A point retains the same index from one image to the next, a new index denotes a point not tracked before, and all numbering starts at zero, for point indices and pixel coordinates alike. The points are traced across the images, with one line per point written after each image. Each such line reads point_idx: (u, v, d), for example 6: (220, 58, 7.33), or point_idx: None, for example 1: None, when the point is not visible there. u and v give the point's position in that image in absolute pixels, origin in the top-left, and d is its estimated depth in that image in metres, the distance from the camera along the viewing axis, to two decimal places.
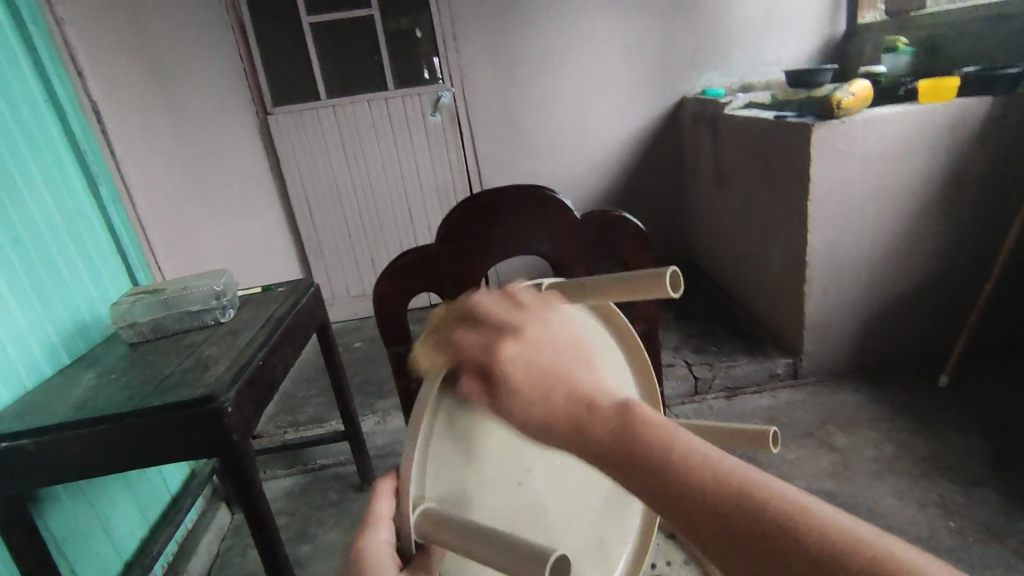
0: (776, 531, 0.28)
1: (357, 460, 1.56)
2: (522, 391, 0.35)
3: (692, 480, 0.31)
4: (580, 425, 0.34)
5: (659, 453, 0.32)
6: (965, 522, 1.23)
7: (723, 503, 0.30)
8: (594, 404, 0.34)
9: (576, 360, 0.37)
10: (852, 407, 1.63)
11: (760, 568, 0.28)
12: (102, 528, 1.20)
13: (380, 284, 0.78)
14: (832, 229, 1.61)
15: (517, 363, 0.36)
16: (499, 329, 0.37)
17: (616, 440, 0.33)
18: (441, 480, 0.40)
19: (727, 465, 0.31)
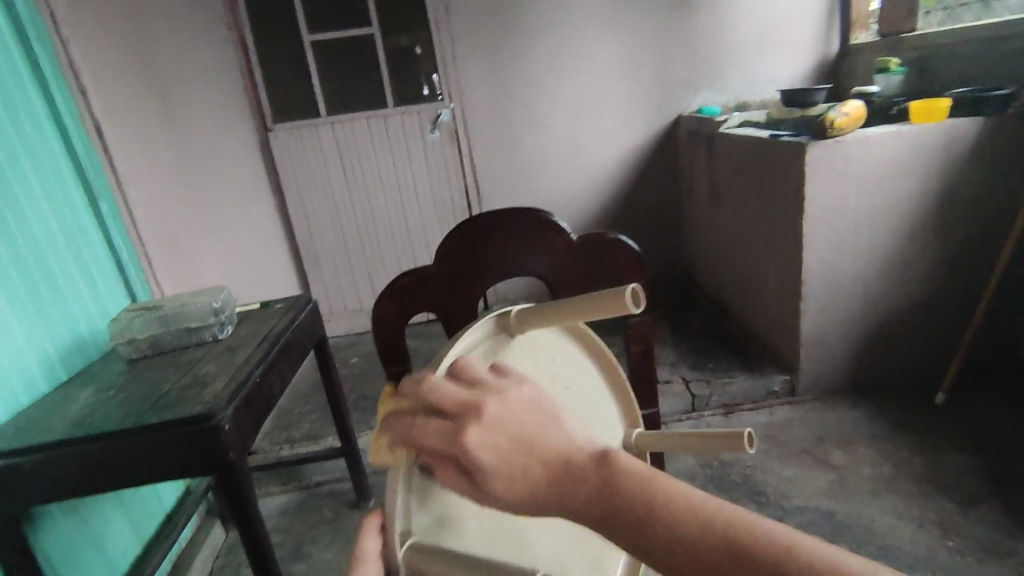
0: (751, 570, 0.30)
1: (353, 477, 1.55)
2: (500, 474, 0.33)
3: (679, 530, 0.32)
4: (565, 489, 0.33)
5: (645, 509, 0.32)
6: (963, 541, 1.23)
7: (705, 548, 0.31)
8: (572, 468, 0.33)
9: (546, 420, 0.35)
10: (849, 424, 1.64)
11: None
12: (95, 547, 1.19)
13: (378, 304, 0.78)
14: (827, 247, 1.62)
15: (490, 452, 0.33)
16: (461, 416, 0.35)
17: (599, 500, 0.33)
18: (427, 512, 0.43)
19: (707, 510, 0.32)
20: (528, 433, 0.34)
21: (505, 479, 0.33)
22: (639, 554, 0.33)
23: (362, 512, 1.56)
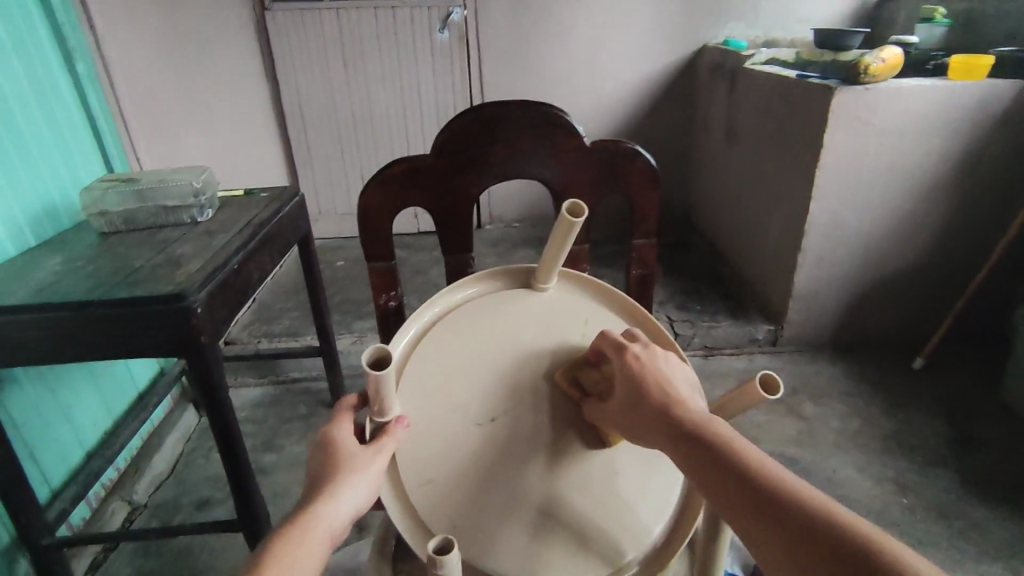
0: (795, 503, 0.42)
1: (330, 377, 1.55)
2: (640, 378, 0.53)
3: (747, 463, 0.45)
4: (671, 410, 0.50)
5: (725, 443, 0.47)
6: (917, 499, 1.27)
7: (762, 480, 0.44)
8: (684, 411, 0.50)
9: (684, 382, 0.54)
10: (826, 379, 1.65)
11: (781, 516, 0.41)
12: (64, 417, 1.19)
13: (366, 193, 0.72)
14: (835, 200, 1.57)
15: (638, 364, 0.54)
16: (638, 343, 0.57)
17: (692, 426, 0.49)
18: (413, 385, 0.60)
19: (778, 472, 0.44)
20: (668, 376, 0.53)
21: (641, 382, 0.53)
22: (709, 470, 0.46)
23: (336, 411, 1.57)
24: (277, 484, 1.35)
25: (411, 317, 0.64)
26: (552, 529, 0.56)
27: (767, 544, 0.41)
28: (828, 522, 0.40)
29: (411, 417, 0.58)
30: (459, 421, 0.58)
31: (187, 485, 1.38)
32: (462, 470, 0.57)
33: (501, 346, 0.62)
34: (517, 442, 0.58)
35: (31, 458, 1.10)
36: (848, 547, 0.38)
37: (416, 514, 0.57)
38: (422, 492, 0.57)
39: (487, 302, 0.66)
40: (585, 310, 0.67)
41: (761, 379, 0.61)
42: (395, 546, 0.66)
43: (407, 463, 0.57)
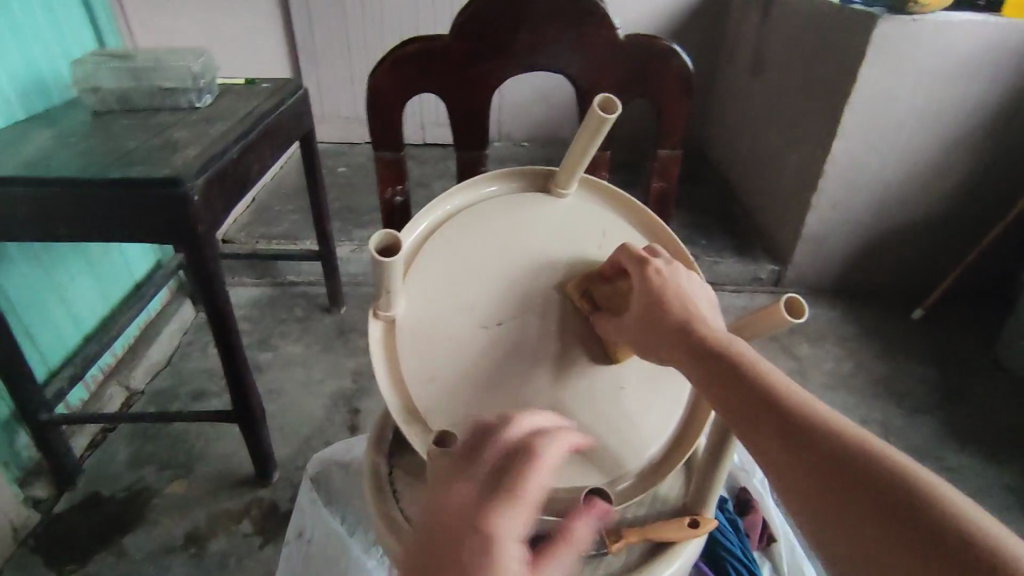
0: (816, 421, 0.41)
1: (328, 282, 1.54)
2: (659, 293, 0.51)
3: (768, 382, 0.44)
4: (692, 325, 0.49)
5: (746, 363, 0.46)
6: (898, 443, 1.30)
7: (783, 399, 0.43)
8: (705, 328, 0.49)
9: (705, 300, 0.52)
10: (823, 322, 1.65)
11: (801, 433, 0.41)
12: (60, 300, 1.18)
13: (376, 74, 0.67)
14: (860, 139, 1.51)
15: (659, 279, 0.52)
16: (660, 258, 0.54)
17: (713, 343, 0.48)
18: (422, 278, 0.58)
19: (798, 393, 0.44)
20: (690, 295, 0.52)
21: (660, 296, 0.51)
22: (728, 388, 0.45)
23: (333, 317, 1.57)
24: (273, 382, 1.37)
25: (423, 210, 0.60)
26: None
27: (783, 460, 0.41)
28: (848, 441, 0.40)
29: (418, 310, 0.57)
30: (467, 322, 0.58)
31: (183, 376, 1.39)
32: (467, 369, 0.57)
33: (516, 250, 0.61)
34: (524, 347, 0.58)
35: (27, 338, 1.10)
36: (869, 470, 0.38)
37: (416, 409, 0.56)
38: (424, 387, 0.56)
39: (504, 202, 0.63)
40: (604, 221, 0.64)
41: (787, 302, 0.57)
42: (392, 443, 0.67)
43: (410, 356, 0.56)
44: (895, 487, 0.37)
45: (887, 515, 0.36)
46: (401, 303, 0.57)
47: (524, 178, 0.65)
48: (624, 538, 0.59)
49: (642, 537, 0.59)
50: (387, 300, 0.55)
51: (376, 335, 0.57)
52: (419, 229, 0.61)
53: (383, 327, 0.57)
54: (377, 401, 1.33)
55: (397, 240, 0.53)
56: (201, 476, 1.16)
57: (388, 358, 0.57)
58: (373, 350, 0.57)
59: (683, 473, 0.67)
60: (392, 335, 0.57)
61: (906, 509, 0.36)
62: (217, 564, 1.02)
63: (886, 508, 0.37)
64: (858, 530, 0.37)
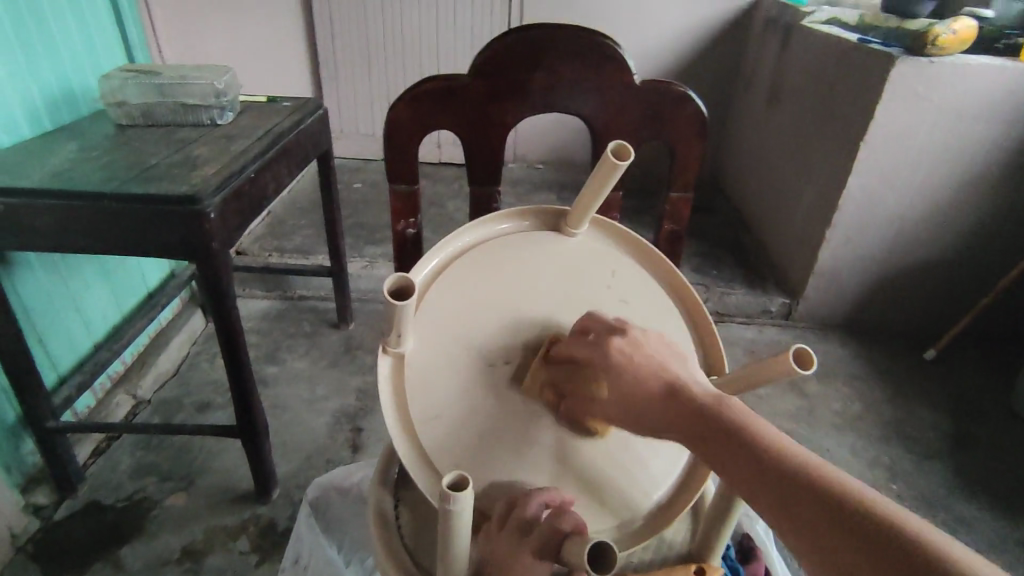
0: (817, 481, 0.41)
1: (338, 299, 1.55)
2: (636, 366, 0.49)
3: (767, 441, 0.44)
4: (687, 380, 0.48)
5: (741, 420, 0.45)
6: (906, 487, 1.28)
7: (784, 458, 0.43)
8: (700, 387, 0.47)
9: (678, 360, 0.50)
10: (833, 359, 1.63)
11: (803, 495, 0.41)
12: (74, 307, 1.19)
13: (394, 109, 0.68)
14: (875, 177, 1.50)
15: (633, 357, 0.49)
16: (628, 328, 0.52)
17: (708, 399, 0.47)
18: (430, 319, 0.58)
19: (797, 452, 0.43)
20: (664, 360, 0.49)
21: (633, 365, 0.49)
22: (730, 444, 0.45)
23: (340, 333, 1.57)
24: (277, 396, 1.37)
25: (434, 249, 0.61)
26: (562, 473, 0.57)
27: (787, 523, 0.41)
28: (849, 500, 0.39)
29: (426, 348, 0.57)
30: (476, 361, 0.58)
31: (190, 386, 1.40)
32: (473, 408, 0.56)
33: (525, 290, 0.61)
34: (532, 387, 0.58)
35: (40, 344, 1.12)
36: (874, 530, 0.38)
37: (423, 449, 0.55)
38: (430, 427, 0.55)
39: (514, 244, 0.63)
40: (613, 262, 0.65)
41: (796, 354, 0.53)
42: (397, 475, 0.67)
43: (417, 394, 0.56)
44: (902, 545, 0.37)
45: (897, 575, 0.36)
46: (410, 342, 0.56)
47: (530, 219, 0.66)
48: None
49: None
50: (397, 338, 0.54)
51: (385, 371, 0.56)
52: (428, 270, 0.61)
53: (391, 363, 0.56)
54: (380, 421, 1.33)
55: (411, 282, 0.51)
56: (202, 490, 1.16)
57: (394, 397, 0.56)
58: (380, 388, 0.56)
59: (690, 519, 0.67)
60: (399, 373, 0.56)
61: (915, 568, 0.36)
62: None
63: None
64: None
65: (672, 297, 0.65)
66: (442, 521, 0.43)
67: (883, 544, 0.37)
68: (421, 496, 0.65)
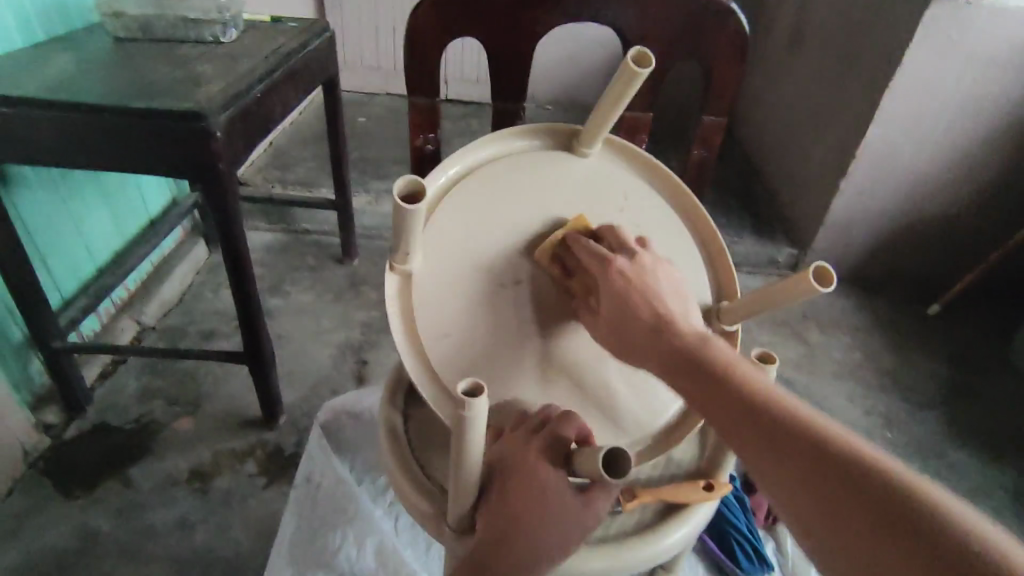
0: (793, 419, 0.45)
1: (343, 233, 1.53)
2: (623, 292, 0.53)
3: (750, 384, 0.48)
4: (676, 322, 0.52)
5: (726, 366, 0.49)
6: (900, 434, 1.31)
7: (765, 400, 0.47)
8: (688, 328, 0.52)
9: (677, 295, 0.54)
10: (838, 310, 1.63)
11: (781, 430, 0.45)
12: (76, 229, 1.17)
13: (417, 14, 0.65)
14: (897, 126, 1.46)
15: (621, 280, 0.54)
16: (625, 252, 0.56)
17: (694, 343, 0.51)
18: (439, 236, 0.57)
19: (778, 394, 0.47)
20: (657, 294, 0.53)
21: (620, 293, 0.53)
22: (717, 387, 0.49)
23: (345, 268, 1.56)
24: (283, 327, 1.38)
25: (450, 158, 0.59)
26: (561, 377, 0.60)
27: (766, 458, 0.45)
28: (822, 437, 0.43)
29: (436, 265, 0.57)
30: (486, 282, 0.58)
31: (194, 315, 1.40)
32: (479, 326, 0.57)
33: (535, 212, 0.60)
34: (539, 308, 0.59)
35: (43, 264, 1.11)
36: (844, 462, 0.42)
37: (430, 365, 0.56)
38: (438, 344, 0.56)
39: (529, 157, 0.61)
40: (629, 188, 0.64)
41: (816, 271, 0.55)
42: (406, 393, 0.67)
43: (426, 312, 0.56)
44: (869, 476, 0.41)
45: (863, 502, 0.40)
46: (419, 259, 0.55)
47: (544, 137, 0.63)
48: (638, 498, 0.60)
49: (655, 498, 0.60)
50: (406, 254, 0.53)
51: (392, 288, 0.56)
52: (442, 178, 0.59)
53: (398, 281, 0.56)
54: (385, 354, 1.33)
55: (423, 186, 0.51)
56: (209, 414, 1.18)
57: (401, 314, 0.56)
58: (388, 306, 0.55)
59: (697, 441, 0.67)
60: (407, 291, 0.56)
61: (879, 497, 0.39)
62: (222, 501, 1.05)
63: (885, 518, 0.39)
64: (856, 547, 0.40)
65: (683, 223, 0.66)
66: (455, 430, 0.45)
67: (851, 475, 0.41)
68: (433, 416, 0.65)
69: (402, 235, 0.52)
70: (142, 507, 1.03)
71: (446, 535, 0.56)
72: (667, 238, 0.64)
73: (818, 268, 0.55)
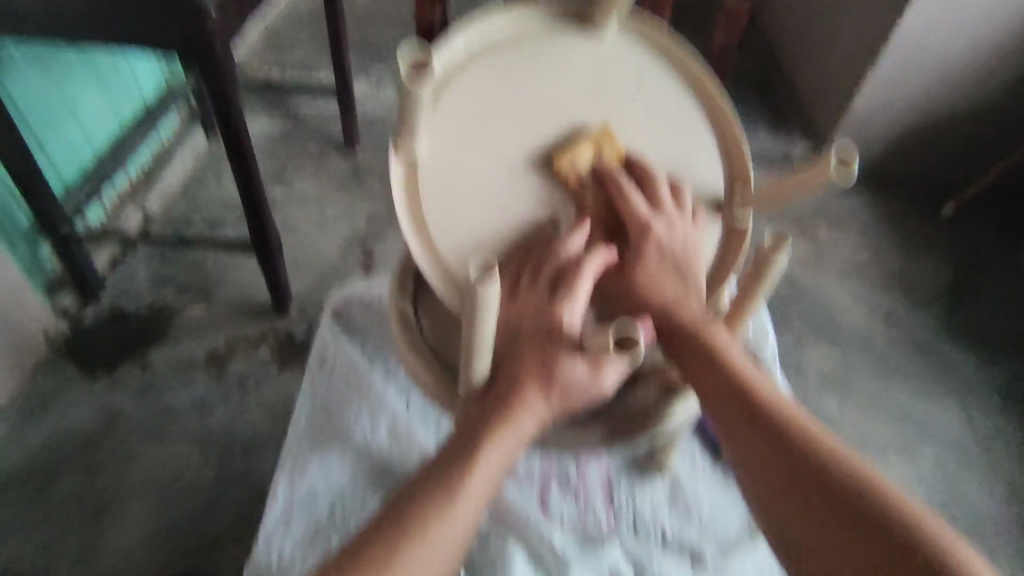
0: (776, 416, 0.54)
1: (344, 119, 1.46)
2: (651, 258, 0.60)
3: (742, 377, 0.56)
4: (685, 306, 0.59)
5: (723, 357, 0.57)
6: (898, 330, 1.35)
7: (754, 394, 0.55)
8: (696, 309, 0.60)
9: (691, 258, 0.61)
10: (852, 207, 1.57)
11: (764, 423, 0.54)
12: (69, 111, 1.12)
13: None
14: (933, 10, 1.36)
15: (655, 253, 0.60)
16: (660, 217, 0.60)
17: (699, 332, 0.58)
18: (446, 121, 0.58)
19: (764, 389, 0.56)
20: (676, 265, 0.60)
21: (652, 268, 0.60)
22: (715, 377, 0.57)
23: (348, 158, 1.50)
24: (288, 216, 1.37)
25: (456, 34, 0.58)
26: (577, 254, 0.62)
27: (749, 444, 0.54)
28: (799, 432, 0.53)
29: (443, 151, 0.58)
30: (494, 169, 0.59)
31: (198, 203, 1.39)
32: (486, 209, 0.59)
33: (544, 99, 0.61)
34: (545, 194, 0.61)
35: (39, 147, 1.08)
36: (814, 457, 0.51)
37: (435, 246, 0.58)
38: (446, 227, 0.58)
39: (540, 42, 0.61)
40: (641, 70, 0.64)
41: (837, 155, 0.56)
42: (414, 282, 0.67)
43: (432, 195, 0.58)
44: (833, 472, 0.50)
45: (827, 492, 0.50)
46: (424, 142, 0.56)
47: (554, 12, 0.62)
48: None
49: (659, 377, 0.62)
50: (410, 135, 0.54)
51: (397, 172, 0.57)
52: (447, 57, 0.58)
53: (404, 167, 0.57)
54: (393, 244, 1.34)
55: (428, 57, 0.51)
56: (220, 300, 1.20)
57: (408, 199, 0.58)
58: (393, 189, 0.57)
59: None
60: (413, 175, 0.57)
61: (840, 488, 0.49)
62: (238, 383, 1.10)
63: (844, 507, 0.49)
64: (827, 531, 0.49)
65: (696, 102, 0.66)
66: (467, 308, 0.46)
67: (818, 470, 0.51)
68: (440, 306, 0.66)
69: (404, 107, 0.52)
70: (163, 386, 1.09)
71: (456, 411, 0.59)
72: (677, 120, 0.65)
73: (845, 152, 0.55)
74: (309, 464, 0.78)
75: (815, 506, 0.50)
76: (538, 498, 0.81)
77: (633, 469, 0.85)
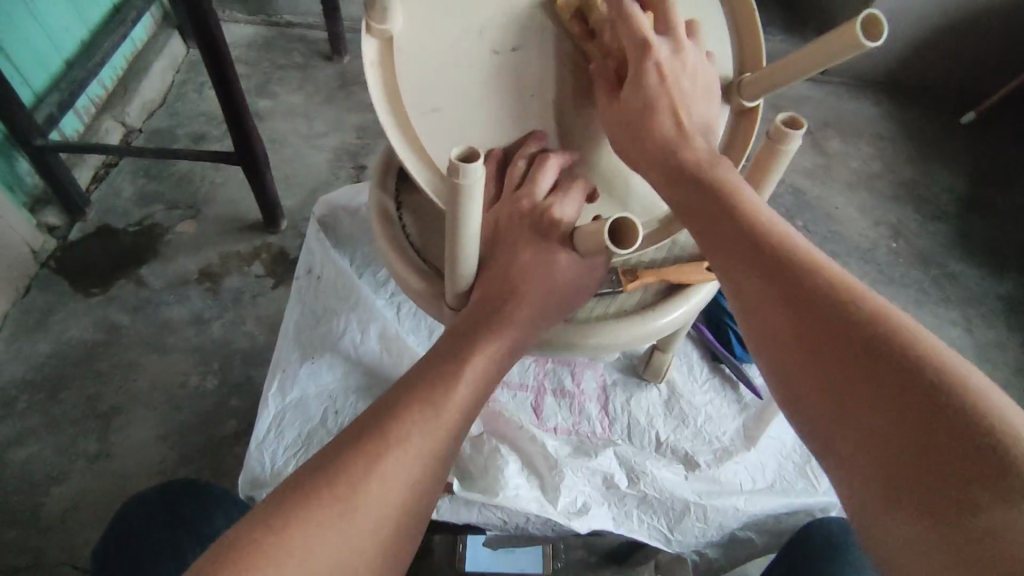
0: (794, 257, 0.41)
1: (329, 24, 1.37)
2: (655, 82, 0.50)
3: (755, 216, 0.44)
4: (687, 147, 0.49)
5: (733, 196, 0.46)
6: (906, 245, 1.32)
7: (768, 234, 0.43)
8: (702, 148, 0.49)
9: (703, 103, 0.53)
10: (864, 118, 1.50)
11: (777, 265, 0.41)
12: (28, 11, 1.04)
13: None
14: None
15: (655, 77, 0.50)
16: (663, 44, 0.52)
17: (706, 172, 0.48)
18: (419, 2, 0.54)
19: (784, 231, 0.44)
20: (682, 103, 0.51)
21: (652, 96, 0.50)
22: (718, 218, 0.45)
23: (334, 67, 1.43)
24: (274, 130, 1.31)
25: None
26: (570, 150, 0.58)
27: (754, 290, 0.42)
28: (823, 276, 0.40)
29: (419, 34, 0.54)
30: (478, 53, 0.56)
31: (181, 117, 1.33)
32: (468, 100, 0.56)
33: None
34: (534, 79, 0.57)
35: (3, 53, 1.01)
36: (840, 305, 0.39)
37: (415, 140, 0.54)
38: (428, 119, 0.54)
39: None
40: None
41: (865, 19, 0.47)
42: (397, 178, 0.65)
43: (411, 83, 0.54)
44: (866, 324, 0.37)
45: (850, 345, 0.37)
46: (398, 18, 0.52)
47: None
48: (640, 279, 0.59)
49: (657, 278, 0.60)
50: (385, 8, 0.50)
51: (371, 55, 0.53)
52: None
53: (377, 46, 0.53)
54: None
55: None
56: (210, 217, 1.17)
57: (385, 88, 0.53)
58: (367, 73, 0.53)
59: None
60: (388, 56, 0.53)
61: (874, 341, 0.36)
62: (233, 299, 1.09)
63: (876, 363, 0.36)
64: (844, 391, 0.37)
65: None
66: (449, 195, 0.43)
67: (844, 319, 0.38)
68: (427, 200, 0.63)
69: None
70: (157, 303, 1.07)
71: (445, 318, 0.57)
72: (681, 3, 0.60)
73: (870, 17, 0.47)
74: (299, 371, 0.79)
75: (833, 369, 0.37)
76: (532, 405, 0.83)
77: (628, 376, 0.87)
